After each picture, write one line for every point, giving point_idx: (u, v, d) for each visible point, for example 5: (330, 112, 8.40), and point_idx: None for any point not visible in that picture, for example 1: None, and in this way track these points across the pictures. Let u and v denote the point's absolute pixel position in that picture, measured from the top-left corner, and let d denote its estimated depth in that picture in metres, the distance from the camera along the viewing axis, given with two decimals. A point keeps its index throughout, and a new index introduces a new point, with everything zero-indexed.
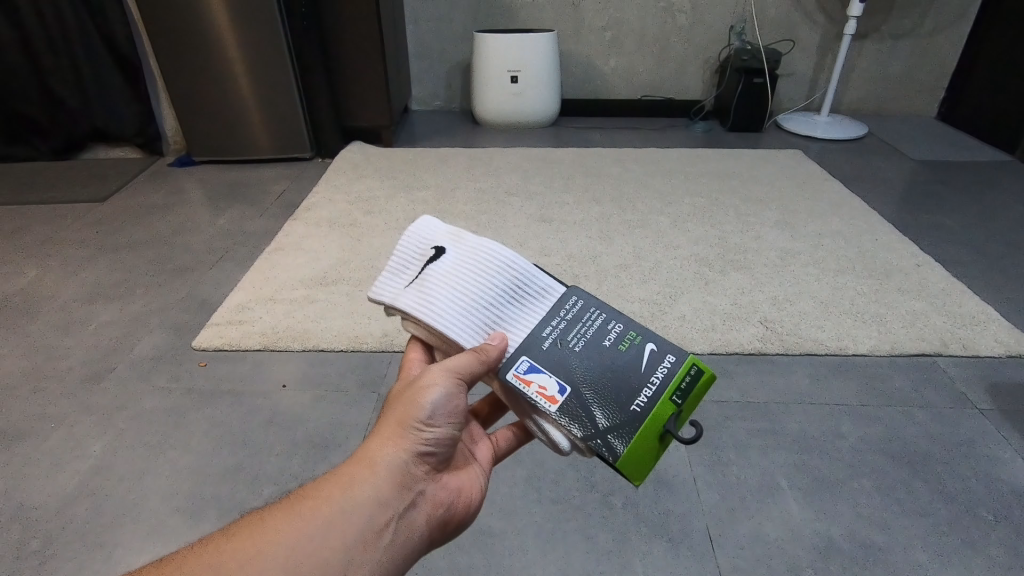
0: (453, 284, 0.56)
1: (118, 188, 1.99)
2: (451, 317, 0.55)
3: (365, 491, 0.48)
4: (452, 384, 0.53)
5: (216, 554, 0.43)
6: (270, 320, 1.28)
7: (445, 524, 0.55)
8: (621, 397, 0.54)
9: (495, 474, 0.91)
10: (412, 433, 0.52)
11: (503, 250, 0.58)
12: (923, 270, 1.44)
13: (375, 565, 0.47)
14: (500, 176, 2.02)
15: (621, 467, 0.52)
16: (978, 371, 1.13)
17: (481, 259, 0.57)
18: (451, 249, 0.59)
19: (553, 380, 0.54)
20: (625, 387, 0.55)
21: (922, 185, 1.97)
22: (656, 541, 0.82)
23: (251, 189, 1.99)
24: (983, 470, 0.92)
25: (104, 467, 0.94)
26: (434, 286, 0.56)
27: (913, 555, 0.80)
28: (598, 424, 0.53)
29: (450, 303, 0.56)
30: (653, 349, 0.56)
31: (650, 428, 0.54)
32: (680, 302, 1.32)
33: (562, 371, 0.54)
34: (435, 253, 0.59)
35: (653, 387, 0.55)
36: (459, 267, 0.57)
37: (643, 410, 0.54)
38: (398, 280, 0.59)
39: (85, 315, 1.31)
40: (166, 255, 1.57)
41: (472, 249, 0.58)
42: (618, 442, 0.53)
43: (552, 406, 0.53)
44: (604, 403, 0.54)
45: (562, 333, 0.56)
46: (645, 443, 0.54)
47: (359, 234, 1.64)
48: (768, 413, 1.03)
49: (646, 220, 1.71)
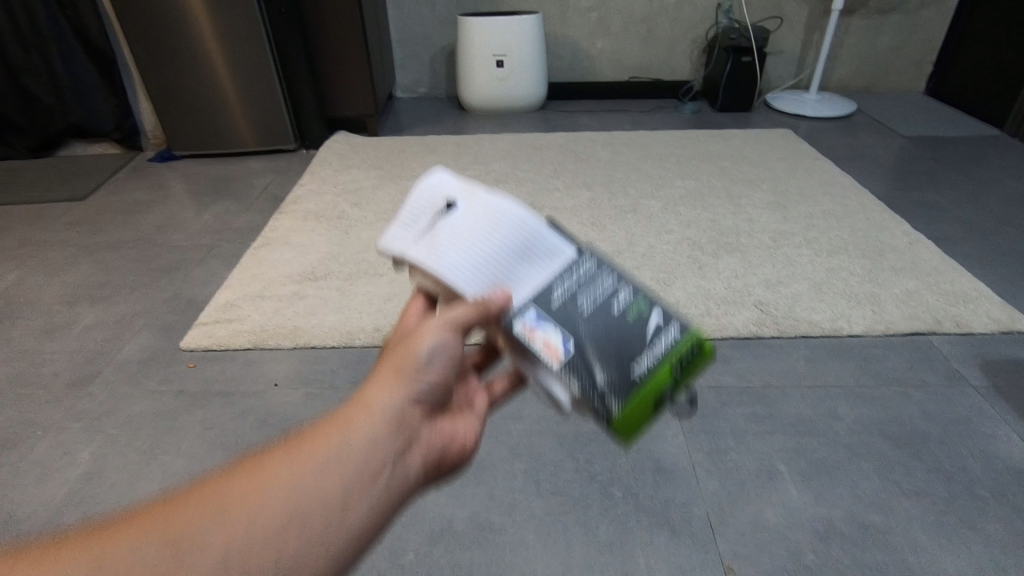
0: (468, 240, 0.52)
1: (97, 186, 1.94)
2: (461, 273, 0.51)
3: (363, 431, 0.46)
4: (448, 334, 0.52)
5: (220, 487, 0.41)
6: (259, 318, 1.26)
7: (440, 468, 0.53)
8: (621, 358, 0.52)
9: (494, 467, 0.91)
10: (406, 379, 0.51)
11: (520, 210, 0.54)
12: (915, 248, 1.44)
13: (374, 502, 0.44)
14: (489, 163, 1.99)
15: (613, 426, 0.49)
16: (971, 348, 1.13)
17: (497, 219, 0.53)
18: (465, 204, 0.54)
19: (558, 334, 0.52)
20: (627, 350, 0.52)
21: (912, 162, 1.97)
22: (658, 531, 0.81)
23: (235, 183, 1.95)
24: (978, 447, 0.93)
25: (94, 475, 0.92)
26: (446, 240, 0.52)
27: (912, 535, 0.80)
28: (596, 381, 0.51)
29: (462, 261, 0.52)
30: (660, 318, 0.54)
31: (647, 392, 0.51)
32: (675, 288, 1.31)
33: (569, 326, 0.53)
34: (447, 206, 0.54)
35: (654, 354, 0.52)
36: (473, 224, 0.52)
37: (642, 374, 0.51)
38: (408, 231, 0.55)
39: (68, 318, 1.28)
40: (150, 253, 1.54)
41: (487, 205, 0.54)
42: (613, 400, 0.50)
43: (555, 353, 0.52)
44: (605, 361, 0.51)
45: (572, 293, 0.54)
46: (642, 406, 0.51)
47: (348, 227, 1.62)
48: (765, 397, 1.02)
49: (637, 205, 1.69)
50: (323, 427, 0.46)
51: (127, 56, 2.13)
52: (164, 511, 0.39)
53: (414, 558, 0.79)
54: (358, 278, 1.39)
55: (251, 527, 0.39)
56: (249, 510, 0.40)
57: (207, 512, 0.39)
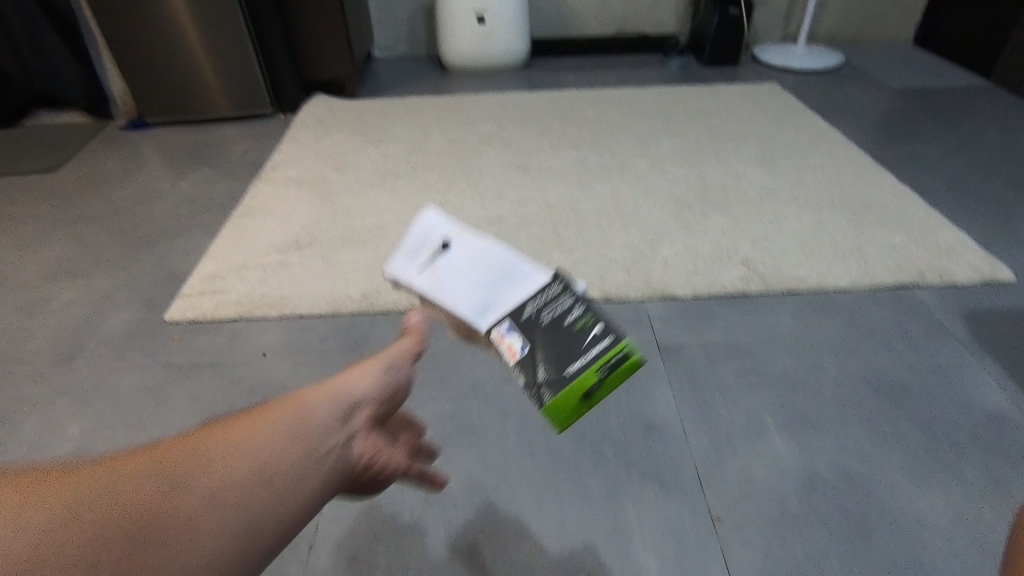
0: (463, 276, 0.61)
1: (69, 157, 1.88)
2: (459, 298, 0.59)
3: (321, 414, 0.48)
4: (399, 357, 0.57)
5: (184, 445, 0.41)
6: (244, 288, 1.24)
7: (377, 476, 0.53)
8: (562, 359, 0.56)
9: (487, 429, 0.92)
10: (359, 381, 0.53)
11: (504, 251, 0.63)
12: (901, 201, 1.44)
13: (321, 482, 0.45)
14: (472, 124, 1.95)
15: (543, 413, 0.54)
16: (953, 299, 1.15)
17: (485, 258, 0.63)
18: (459, 245, 0.63)
19: (519, 339, 0.57)
20: (568, 352, 0.57)
21: (899, 114, 1.95)
22: (648, 486, 0.83)
23: (212, 150, 1.90)
24: (958, 395, 0.95)
25: (85, 450, 0.92)
26: (446, 274, 0.61)
27: (893, 481, 0.83)
28: (538, 376, 0.56)
29: (460, 290, 0.60)
30: (601, 331, 0.58)
31: (576, 387, 0.55)
32: (663, 247, 1.31)
33: (529, 333, 0.58)
34: (444, 246, 0.63)
35: (587, 356, 0.56)
36: (466, 262, 0.62)
37: (574, 372, 0.55)
38: (410, 262, 0.63)
39: (47, 293, 1.26)
40: (127, 225, 1.50)
41: (478, 248, 0.63)
42: (548, 392, 0.55)
43: (511, 349, 0.57)
44: (547, 360, 0.56)
45: (539, 307, 0.59)
46: (574, 399, 0.55)
47: (331, 193, 1.58)
48: (752, 353, 1.03)
49: (624, 164, 1.67)
50: (279, 404, 0.47)
51: (90, 18, 2.03)
52: (130, 462, 0.39)
53: (410, 519, 0.80)
54: (343, 245, 1.37)
55: (209, 481, 0.40)
56: (208, 467, 0.40)
57: (170, 467, 0.39)
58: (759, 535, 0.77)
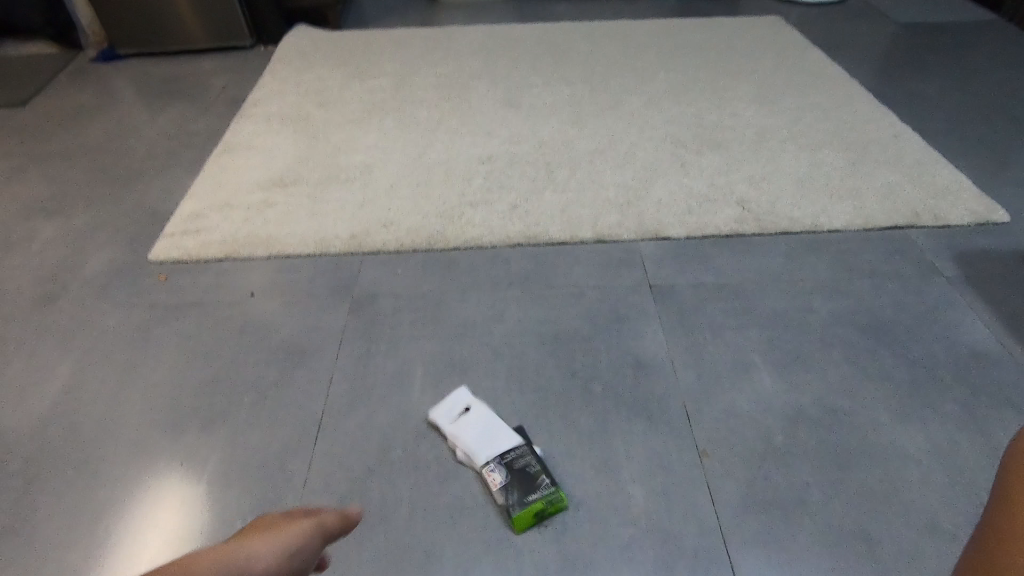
0: (479, 429, 0.81)
1: (38, 90, 1.79)
2: (476, 445, 0.80)
3: None
4: (309, 536, 0.51)
5: None
6: (228, 227, 1.21)
7: None
8: (525, 490, 0.74)
9: (478, 367, 0.92)
10: (264, 554, 0.46)
11: (502, 422, 0.83)
12: (900, 141, 1.41)
13: None
14: (462, 58, 1.87)
15: (511, 523, 0.73)
16: (946, 240, 1.14)
17: (493, 425, 0.82)
18: (477, 409, 0.84)
19: (500, 474, 0.76)
20: (528, 487, 0.75)
21: (903, 50, 1.89)
22: (637, 421, 0.85)
23: (189, 84, 1.81)
24: (944, 334, 0.96)
25: (74, 389, 0.91)
26: (469, 427, 0.82)
27: (876, 416, 0.84)
28: (510, 500, 0.74)
29: (479, 440, 0.80)
30: (547, 482, 0.75)
31: (531, 510, 0.73)
32: (657, 186, 1.28)
33: (507, 471, 0.77)
34: (466, 410, 0.85)
35: (540, 491, 0.74)
36: (482, 421, 0.82)
37: (531, 500, 0.73)
38: (444, 414, 0.84)
39: (25, 233, 1.22)
40: (104, 163, 1.44)
41: (489, 417, 0.83)
42: (514, 508, 0.73)
43: (494, 480, 0.76)
44: (517, 488, 0.75)
45: (512, 458, 0.78)
46: (532, 517, 0.73)
47: (315, 130, 1.53)
48: (743, 293, 1.03)
49: (619, 101, 1.62)
50: None
51: None
52: None
53: (402, 454, 0.82)
54: (329, 184, 1.33)
55: None
56: None
57: None
58: (743, 468, 0.79)
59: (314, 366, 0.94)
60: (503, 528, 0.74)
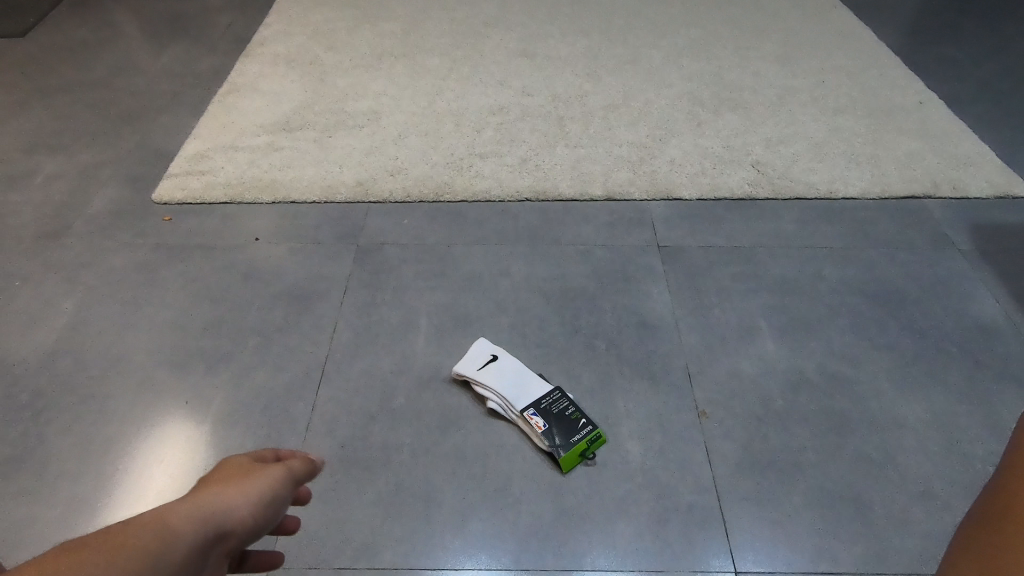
0: (510, 377, 0.82)
1: (38, 22, 1.73)
2: (512, 391, 0.80)
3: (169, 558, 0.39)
4: (278, 482, 0.48)
5: None
6: (233, 170, 1.19)
7: None
8: (567, 432, 0.76)
9: (482, 321, 0.92)
10: (230, 505, 0.44)
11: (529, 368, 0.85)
12: (925, 108, 1.37)
13: None
14: (476, 4, 1.80)
15: (560, 463, 0.74)
16: (963, 211, 1.12)
17: (522, 371, 0.83)
18: (504, 357, 0.85)
19: (540, 417, 0.78)
20: (570, 429, 0.77)
21: (935, 13, 1.81)
22: (639, 380, 0.85)
23: (193, 21, 1.76)
24: (953, 306, 0.95)
25: (80, 325, 0.92)
26: (501, 375, 0.82)
27: (877, 384, 0.84)
28: (554, 441, 0.75)
29: (513, 387, 0.81)
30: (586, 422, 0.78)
31: (576, 451, 0.75)
32: (671, 145, 1.25)
33: (546, 414, 0.78)
34: (493, 358, 0.85)
35: (580, 433, 0.77)
36: (512, 369, 0.83)
37: (575, 441, 0.76)
38: (470, 364, 0.84)
39: (28, 168, 1.20)
40: (106, 99, 1.41)
41: (516, 364, 0.84)
42: (561, 450, 0.75)
43: (535, 427, 0.77)
44: (559, 432, 0.76)
45: (548, 402, 0.79)
46: (578, 456, 0.76)
47: (322, 73, 1.49)
48: (753, 258, 1.02)
49: (637, 56, 1.56)
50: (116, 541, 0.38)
51: None
52: None
53: (404, 402, 0.82)
54: (337, 130, 1.30)
55: None
56: None
57: None
58: (742, 429, 0.80)
59: (319, 312, 0.94)
60: (501, 476, 0.75)
